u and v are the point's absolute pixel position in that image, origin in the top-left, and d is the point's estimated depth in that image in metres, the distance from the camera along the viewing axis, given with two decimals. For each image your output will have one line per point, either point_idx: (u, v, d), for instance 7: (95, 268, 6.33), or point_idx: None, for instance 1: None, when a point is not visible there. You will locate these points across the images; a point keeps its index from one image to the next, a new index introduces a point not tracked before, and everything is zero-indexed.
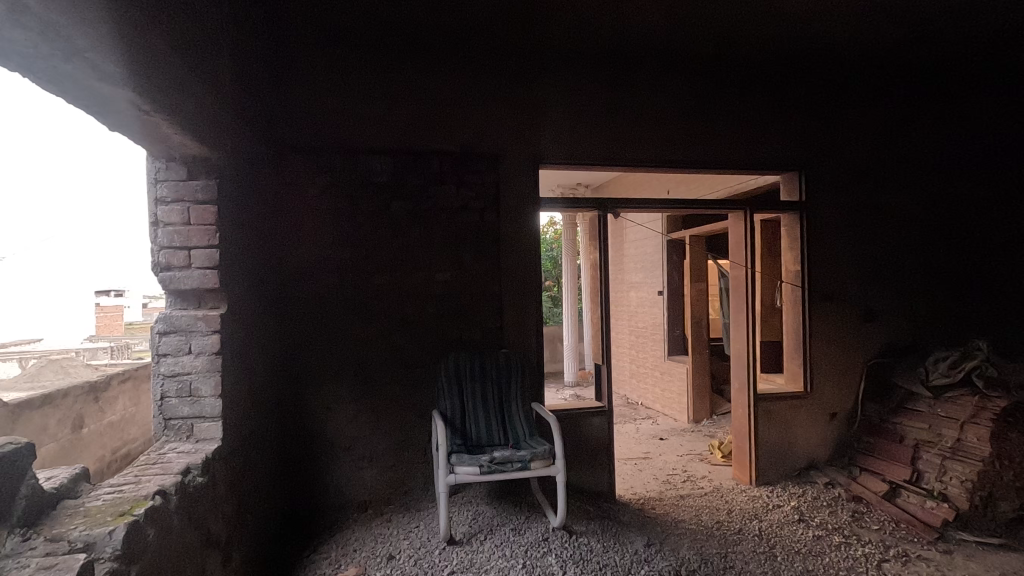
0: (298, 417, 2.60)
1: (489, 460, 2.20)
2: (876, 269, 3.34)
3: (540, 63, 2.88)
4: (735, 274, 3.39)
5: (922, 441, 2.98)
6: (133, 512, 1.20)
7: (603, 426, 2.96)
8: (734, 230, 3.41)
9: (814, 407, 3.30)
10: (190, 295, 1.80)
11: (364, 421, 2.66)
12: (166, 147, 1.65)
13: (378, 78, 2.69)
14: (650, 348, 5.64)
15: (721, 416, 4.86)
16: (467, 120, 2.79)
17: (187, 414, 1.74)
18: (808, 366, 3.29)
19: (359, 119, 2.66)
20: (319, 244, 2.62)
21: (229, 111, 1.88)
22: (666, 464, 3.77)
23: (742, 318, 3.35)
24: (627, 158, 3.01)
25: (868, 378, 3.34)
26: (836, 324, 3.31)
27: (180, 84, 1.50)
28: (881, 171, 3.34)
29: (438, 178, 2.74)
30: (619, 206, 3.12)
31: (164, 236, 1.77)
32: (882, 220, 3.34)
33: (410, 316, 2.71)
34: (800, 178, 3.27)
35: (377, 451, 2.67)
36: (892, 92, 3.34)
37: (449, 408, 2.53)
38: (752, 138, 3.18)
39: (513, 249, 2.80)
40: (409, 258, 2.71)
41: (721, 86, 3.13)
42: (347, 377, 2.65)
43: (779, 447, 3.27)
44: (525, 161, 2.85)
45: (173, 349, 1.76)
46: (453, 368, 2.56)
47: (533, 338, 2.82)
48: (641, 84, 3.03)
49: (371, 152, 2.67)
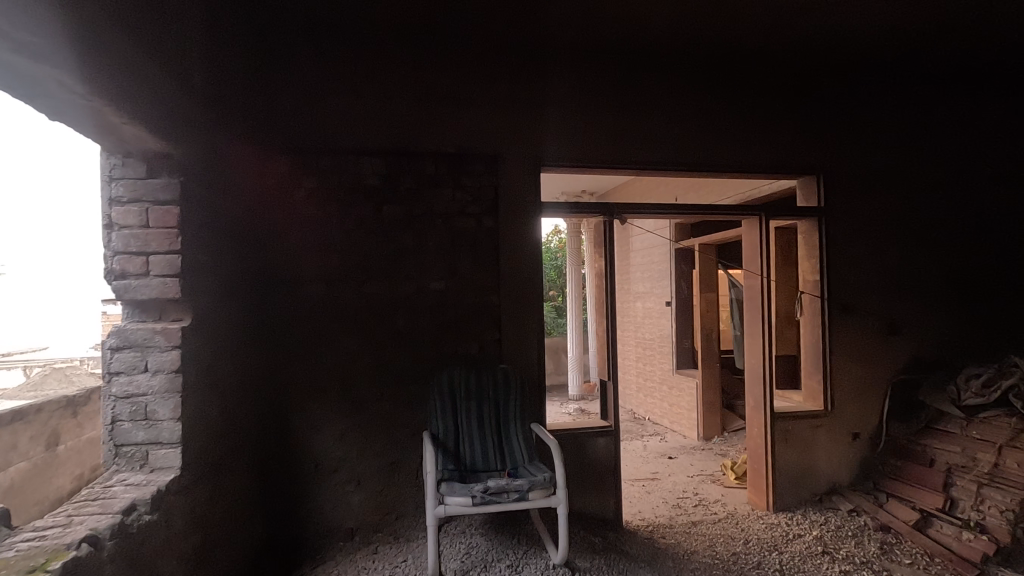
0: (281, 435, 2.41)
1: (482, 489, 1.99)
2: (901, 279, 3.13)
3: (541, 61, 2.72)
4: (750, 284, 3.19)
5: (955, 466, 2.75)
6: (47, 566, 1.01)
7: (609, 447, 2.74)
8: (749, 237, 3.22)
9: (835, 427, 3.08)
10: (149, 306, 1.63)
11: (351, 441, 2.46)
12: (119, 140, 1.48)
13: (370, 74, 2.53)
14: (658, 361, 5.43)
15: (733, 433, 4.63)
16: (464, 120, 2.62)
17: (142, 439, 1.55)
18: (829, 383, 3.07)
19: (348, 118, 2.49)
20: (304, 251, 2.44)
21: (196, 105, 1.72)
22: (675, 486, 3.55)
23: (757, 331, 3.14)
24: (635, 161, 2.82)
25: (893, 396, 3.12)
26: (859, 338, 3.10)
27: (127, 68, 1.34)
28: (905, 176, 3.14)
29: (432, 181, 2.56)
30: (626, 211, 2.93)
31: (118, 241, 1.59)
32: (906, 227, 3.13)
33: (402, 329, 2.52)
34: (819, 183, 3.09)
35: (365, 475, 2.47)
36: (915, 93, 3.16)
37: (439, 429, 2.32)
38: (767, 141, 3.00)
39: (513, 256, 2.61)
40: (401, 266, 2.52)
41: (734, 85, 2.95)
42: (333, 395, 2.45)
43: (799, 470, 3.05)
44: (526, 164, 2.67)
45: (127, 367, 1.58)
46: (447, 385, 2.35)
47: (534, 353, 2.62)
48: (650, 82, 2.86)
49: (360, 153, 2.50)
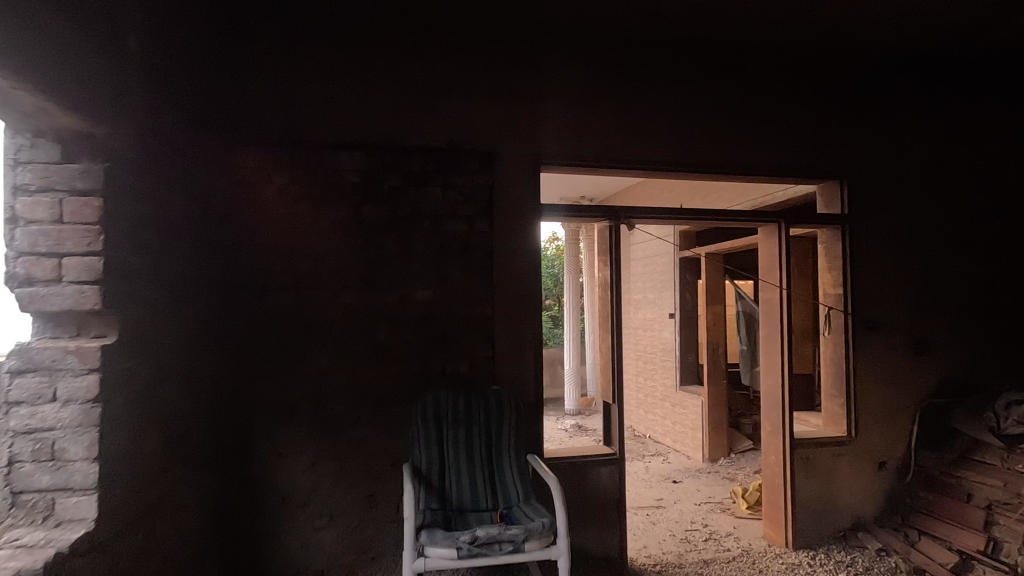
0: (242, 466, 2.11)
1: (470, 540, 1.69)
2: (931, 294, 2.87)
3: (541, 49, 2.45)
4: (767, 297, 2.92)
5: (996, 501, 2.48)
6: None
7: (613, 477, 2.46)
8: (765, 246, 2.96)
9: (860, 455, 2.81)
10: (65, 319, 1.36)
11: (323, 471, 2.16)
12: (20, 111, 1.20)
13: (350, 58, 2.25)
14: (660, 376, 5.15)
15: (740, 455, 4.36)
16: (455, 111, 2.34)
17: (47, 484, 1.27)
18: (853, 406, 2.80)
19: (326, 107, 2.22)
20: (273, 256, 2.15)
21: (134, 82, 1.46)
22: (682, 516, 3.25)
23: (774, 349, 2.87)
24: (644, 160, 2.55)
25: (922, 422, 2.85)
26: (885, 358, 2.83)
27: (21, 17, 1.08)
28: (935, 182, 2.89)
29: (419, 179, 2.29)
30: (634, 215, 2.65)
31: (23, 239, 1.30)
32: (936, 236, 2.88)
33: (382, 345, 2.23)
34: (842, 188, 2.83)
35: (339, 510, 2.17)
36: (946, 93, 2.91)
37: (422, 461, 2.02)
38: (788, 143, 2.74)
39: (508, 264, 2.33)
40: (383, 274, 2.24)
41: (752, 80, 2.70)
42: (303, 418, 2.16)
43: (821, 502, 2.77)
44: (525, 161, 2.40)
45: (30, 396, 1.28)
46: (432, 411, 2.06)
47: (532, 372, 2.34)
48: (661, 75, 2.60)
49: (338, 146, 2.22)
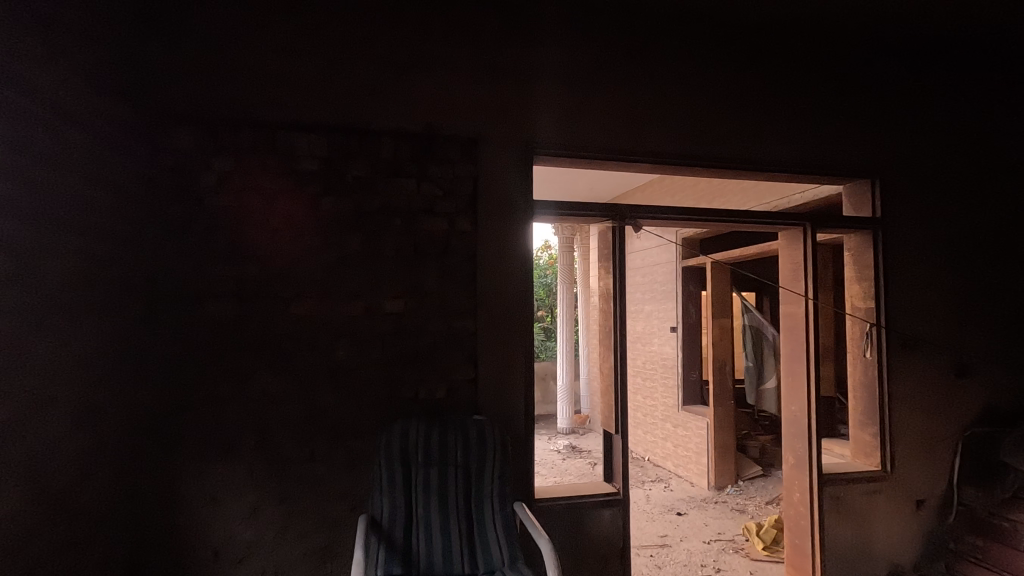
0: (163, 516, 1.70)
1: None
2: (974, 308, 2.53)
3: (538, 20, 2.11)
4: (791, 310, 2.57)
5: None
6: None
7: (616, 521, 2.07)
8: (787, 252, 2.61)
9: (896, 491, 2.44)
10: None
11: (265, 519, 1.76)
12: None
13: (310, 25, 1.89)
14: (661, 394, 4.77)
15: (750, 483, 3.98)
16: (435, 90, 1.98)
17: None
18: (889, 436, 2.43)
19: (277, 79, 1.85)
20: (211, 258, 1.77)
21: None
22: (691, 557, 2.86)
23: (799, 368, 2.51)
24: (653, 151, 2.20)
25: (965, 454, 2.49)
26: (923, 381, 2.48)
27: None
28: (977, 183, 2.57)
29: (391, 168, 1.92)
30: (643, 214, 2.29)
31: None
32: (979, 243, 2.55)
33: (341, 365, 1.84)
34: (872, 189, 2.49)
35: (284, 567, 1.77)
36: (986, 85, 2.60)
37: (382, 511, 1.63)
38: (816, 135, 2.41)
39: (493, 269, 1.97)
40: (345, 280, 1.86)
41: (777, 63, 2.37)
42: (243, 455, 1.76)
43: (853, 547, 2.39)
44: (516, 149, 2.04)
45: None
46: (399, 445, 1.68)
47: (521, 398, 1.97)
48: (675, 53, 2.26)
49: (293, 127, 1.85)
